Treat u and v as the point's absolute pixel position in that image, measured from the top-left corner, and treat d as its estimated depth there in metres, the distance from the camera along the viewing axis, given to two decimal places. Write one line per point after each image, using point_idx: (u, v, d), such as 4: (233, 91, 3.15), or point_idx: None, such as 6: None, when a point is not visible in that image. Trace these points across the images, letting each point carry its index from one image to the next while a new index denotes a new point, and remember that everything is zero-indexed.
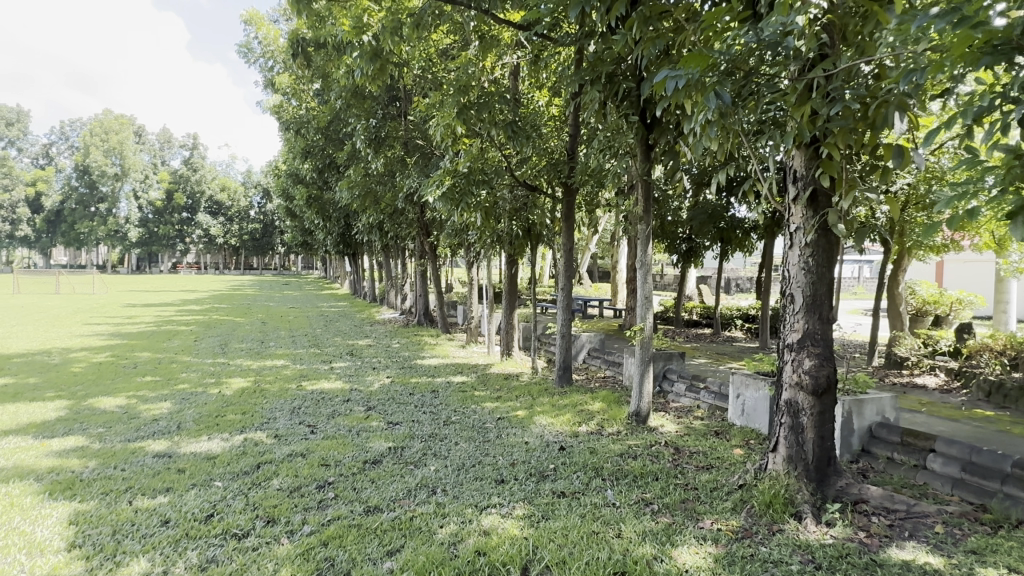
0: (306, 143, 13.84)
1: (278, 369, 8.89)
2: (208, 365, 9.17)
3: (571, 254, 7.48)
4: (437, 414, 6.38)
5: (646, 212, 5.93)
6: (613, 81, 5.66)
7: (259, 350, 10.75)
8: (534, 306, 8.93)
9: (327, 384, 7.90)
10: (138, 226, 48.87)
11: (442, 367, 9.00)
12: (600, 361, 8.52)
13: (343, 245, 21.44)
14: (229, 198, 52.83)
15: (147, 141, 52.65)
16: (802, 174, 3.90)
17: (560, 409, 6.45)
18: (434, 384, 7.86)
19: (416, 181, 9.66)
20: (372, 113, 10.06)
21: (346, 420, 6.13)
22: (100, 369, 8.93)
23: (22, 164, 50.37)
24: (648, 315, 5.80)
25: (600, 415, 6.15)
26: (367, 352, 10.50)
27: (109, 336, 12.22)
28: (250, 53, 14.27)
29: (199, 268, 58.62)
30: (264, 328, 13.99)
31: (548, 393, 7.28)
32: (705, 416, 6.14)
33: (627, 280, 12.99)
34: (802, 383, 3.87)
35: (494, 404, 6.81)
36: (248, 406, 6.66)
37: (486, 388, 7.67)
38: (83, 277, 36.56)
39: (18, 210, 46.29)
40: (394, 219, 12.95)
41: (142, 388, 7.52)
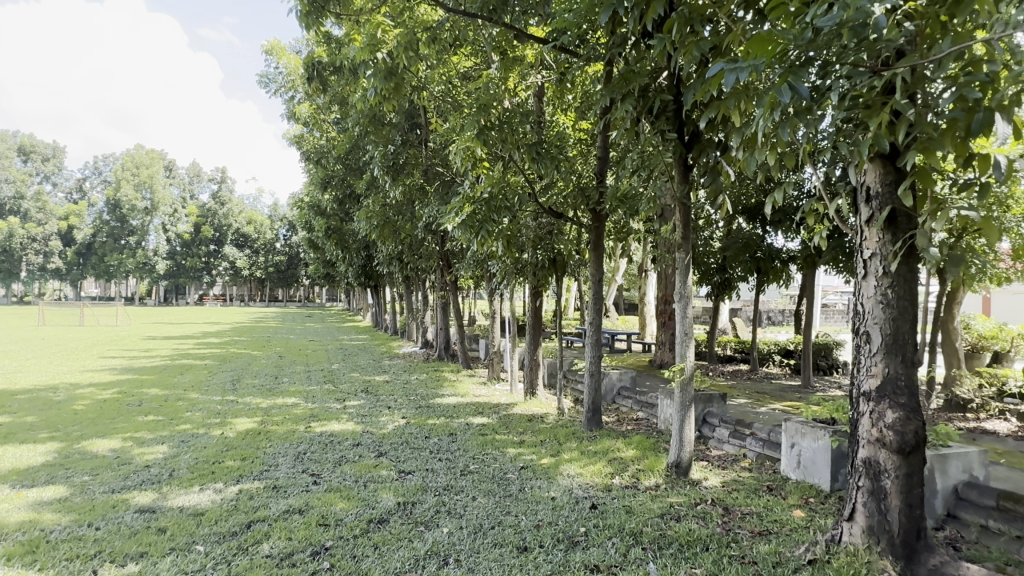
0: (326, 173, 13.59)
1: (288, 407, 8.40)
2: (216, 403, 8.71)
3: (601, 285, 6.89)
4: (454, 462, 5.79)
5: (685, 239, 5.32)
6: (646, 96, 5.20)
7: (271, 386, 10.28)
8: (561, 343, 8.31)
9: (338, 426, 7.35)
10: (165, 259, 49.46)
11: (463, 408, 8.42)
12: (631, 402, 7.88)
13: (364, 277, 21.15)
14: (255, 230, 53.36)
15: (177, 175, 53.62)
16: (877, 191, 3.32)
17: (590, 458, 5.81)
18: (452, 427, 7.27)
19: (435, 210, 9.24)
20: (391, 140, 9.71)
21: (354, 468, 5.58)
22: (105, 406, 8.52)
23: (56, 198, 51.50)
24: (688, 353, 5.20)
25: (635, 465, 5.50)
26: (383, 389, 9.98)
27: (121, 371, 11.88)
28: (271, 83, 14.17)
29: (226, 300, 59.09)
30: (280, 363, 13.56)
31: (576, 437, 6.65)
32: (752, 467, 5.48)
33: (657, 314, 12.36)
34: (884, 439, 3.23)
35: (518, 450, 6.19)
36: (250, 451, 6.15)
37: (508, 431, 7.07)
38: (108, 309, 36.82)
39: (50, 243, 47.16)
40: (414, 250, 12.54)
41: (142, 428, 7.05)
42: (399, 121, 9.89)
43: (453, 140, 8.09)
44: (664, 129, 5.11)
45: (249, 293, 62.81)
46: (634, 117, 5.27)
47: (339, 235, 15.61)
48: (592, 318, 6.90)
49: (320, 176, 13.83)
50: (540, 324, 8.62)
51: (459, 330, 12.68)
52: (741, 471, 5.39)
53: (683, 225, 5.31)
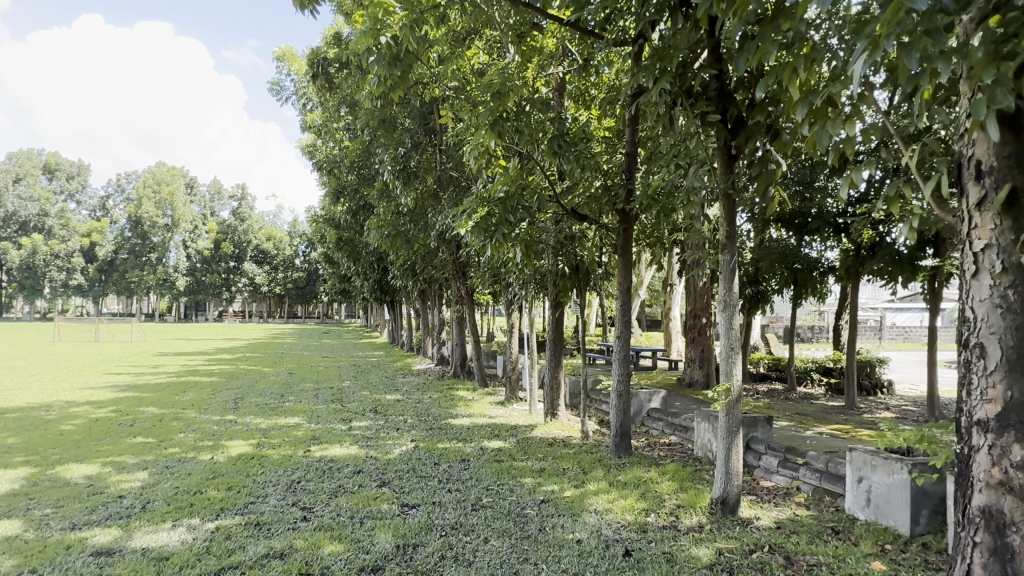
0: (337, 182, 13.09)
1: (288, 429, 7.79)
2: (213, 423, 8.11)
3: (629, 295, 6.20)
4: (465, 494, 5.10)
5: (730, 237, 4.60)
6: (684, 74, 4.56)
7: (275, 405, 9.67)
8: (586, 360, 7.59)
9: (340, 450, 6.70)
10: (186, 275, 49.54)
11: (478, 430, 7.73)
12: (663, 425, 7.17)
13: (379, 292, 20.64)
14: (275, 247, 53.36)
15: (198, 192, 53.90)
16: (990, 165, 2.59)
17: (621, 490, 5.09)
18: (464, 452, 6.59)
19: (447, 217, 8.65)
20: (402, 143, 9.15)
21: (350, 500, 4.93)
22: (95, 426, 7.96)
23: (80, 214, 51.99)
24: (734, 370, 4.48)
25: (673, 500, 4.78)
26: (393, 409, 9.31)
27: (123, 388, 11.36)
28: (282, 91, 13.75)
29: (245, 317, 59.10)
30: (289, 380, 12.98)
31: (604, 464, 5.93)
32: (810, 503, 4.75)
33: (686, 329, 11.61)
34: (1012, 483, 2.48)
35: (539, 480, 5.49)
36: (237, 479, 5.51)
37: (526, 456, 6.38)
38: (123, 325, 36.57)
39: (73, 259, 47.40)
40: (428, 260, 11.93)
41: (126, 451, 6.46)
42: (411, 123, 9.35)
43: (468, 139, 7.51)
44: (705, 111, 4.46)
45: (269, 309, 62.79)
46: (668, 103, 4.67)
47: (352, 247, 15.08)
48: (621, 331, 6.21)
49: (332, 186, 13.34)
50: (563, 340, 7.93)
51: (476, 346, 12.01)
52: (798, 508, 4.65)
53: (728, 221, 4.60)
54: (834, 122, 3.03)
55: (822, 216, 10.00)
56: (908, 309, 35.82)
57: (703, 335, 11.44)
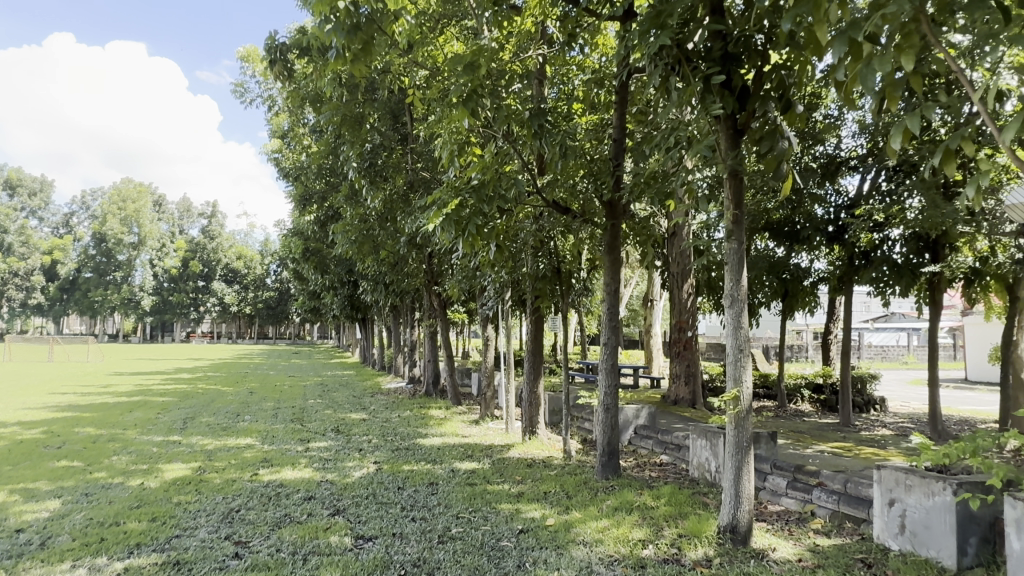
0: (303, 188, 12.41)
1: (238, 450, 6.98)
2: (153, 445, 7.27)
3: (616, 296, 5.56)
4: (431, 524, 4.38)
5: (738, 223, 3.98)
6: (685, 35, 3.98)
7: (228, 425, 8.83)
8: (569, 372, 6.92)
9: (292, 473, 5.92)
10: (152, 294, 48.01)
11: (449, 450, 7.00)
12: (653, 443, 6.53)
13: (350, 309, 19.81)
14: (245, 266, 52.09)
15: (166, 210, 52.62)
16: None
17: (612, 517, 4.41)
18: (433, 475, 5.85)
19: (416, 220, 7.99)
20: (370, 141, 8.48)
21: (295, 532, 4.21)
22: (17, 449, 7.07)
23: (42, 231, 50.28)
24: (744, 376, 3.86)
25: (673, 528, 4.13)
26: (357, 429, 8.54)
27: (64, 408, 10.42)
28: (246, 93, 13.07)
29: (213, 338, 57.44)
30: (249, 399, 12.12)
31: (591, 488, 5.24)
32: (829, 531, 4.13)
33: (671, 343, 11.01)
34: None
35: (518, 507, 4.78)
36: (167, 507, 4.74)
37: (503, 479, 5.67)
38: (81, 347, 34.99)
39: (33, 278, 45.64)
40: (397, 270, 11.24)
41: (42, 477, 5.62)
42: (379, 119, 8.73)
43: (439, 131, 6.90)
44: (709, 74, 3.85)
45: (239, 330, 61.24)
46: (663, 71, 4.09)
47: (319, 258, 14.33)
48: (608, 337, 5.58)
49: (298, 193, 12.65)
50: (542, 350, 7.29)
51: (449, 361, 11.28)
52: (818, 538, 4.02)
53: (734, 203, 3.97)
54: (882, 60, 2.40)
55: (813, 221, 9.54)
56: (883, 329, 35.81)
57: (688, 350, 10.86)
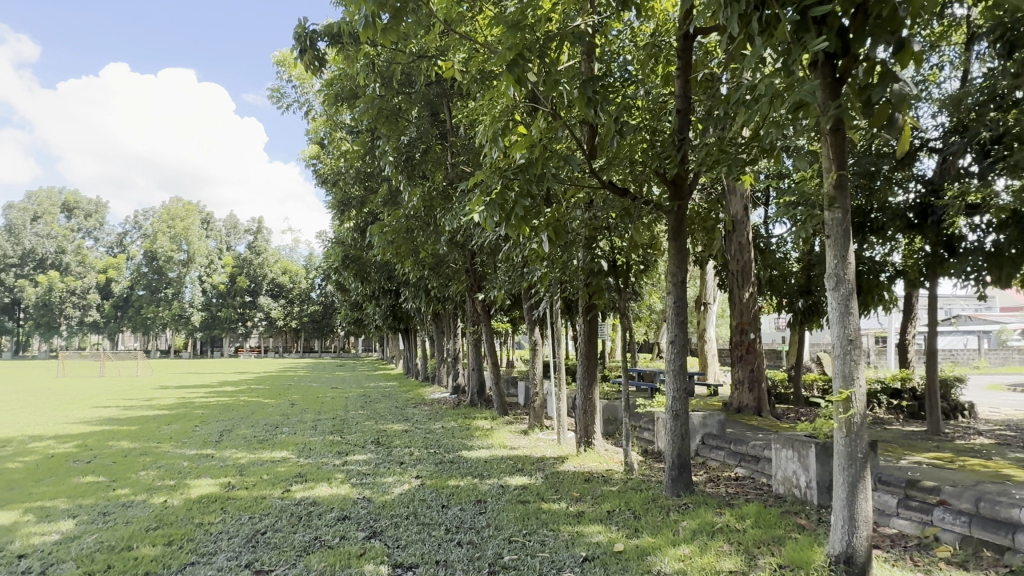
0: (342, 192, 12.09)
1: (272, 464, 6.52)
2: (184, 459, 6.86)
3: (684, 287, 4.91)
4: (479, 551, 3.78)
5: (842, 188, 3.29)
6: None
7: (265, 437, 8.41)
8: (631, 375, 6.22)
9: (327, 490, 5.40)
10: (201, 310, 48.91)
11: (497, 464, 6.39)
12: (727, 454, 5.83)
13: (392, 318, 19.45)
14: (290, 280, 52.69)
15: (214, 227, 53.73)
16: None
17: (692, 543, 3.73)
18: (481, 491, 5.25)
19: (456, 216, 7.46)
20: (407, 135, 8.01)
21: (325, 559, 3.66)
22: (45, 464, 6.75)
23: (98, 250, 51.81)
24: (857, 372, 3.17)
25: (770, 558, 3.44)
26: (399, 441, 8.03)
27: (103, 421, 10.19)
28: (283, 97, 12.84)
29: (261, 352, 58.18)
30: (289, 411, 11.75)
31: (662, 507, 4.56)
32: (964, 562, 3.37)
33: (732, 346, 10.20)
34: None
35: (580, 530, 4.14)
36: (187, 528, 4.26)
37: (559, 495, 5.04)
38: (130, 363, 35.66)
39: (89, 296, 46.96)
40: (439, 273, 10.77)
41: (62, 495, 5.21)
42: (417, 113, 8.28)
43: (481, 118, 6.39)
44: (805, 5, 3.17)
45: (286, 344, 62.00)
46: (744, 10, 3.43)
47: (358, 265, 13.99)
48: (675, 334, 4.93)
49: (337, 198, 12.33)
50: (596, 352, 6.66)
51: (494, 369, 10.70)
52: (954, 571, 3.27)
53: (837, 161, 3.28)
54: None
55: (889, 210, 8.57)
56: (949, 332, 33.88)
57: (750, 353, 10.03)
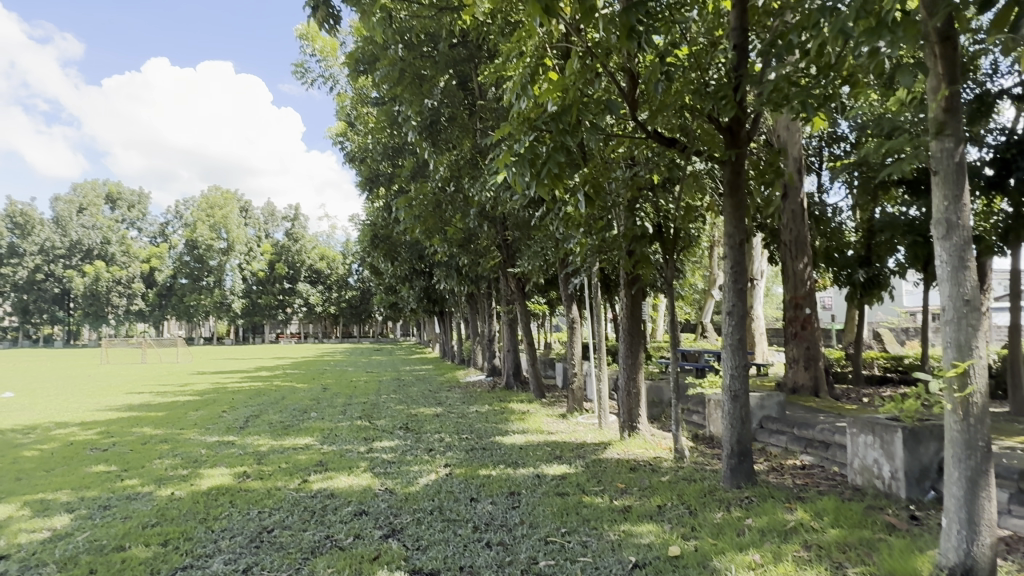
0: (370, 169, 11.66)
1: (293, 452, 6.11)
2: (203, 446, 6.51)
3: (743, 250, 4.29)
4: (510, 555, 3.26)
5: (954, 111, 2.62)
6: None
7: (291, 423, 8.04)
8: (680, 353, 5.61)
9: (347, 480, 4.95)
10: (242, 298, 49.56)
11: (533, 451, 5.85)
12: (791, 440, 5.20)
13: (427, 301, 19.08)
14: (328, 266, 52.97)
15: (252, 215, 54.31)
16: None
17: (762, 547, 3.16)
18: (515, 482, 4.73)
19: (484, 184, 6.91)
20: (431, 99, 7.46)
21: (332, 563, 3.19)
22: (61, 452, 6.46)
23: (142, 240, 52.82)
24: (977, 340, 2.53)
25: (861, 568, 2.84)
26: (429, 425, 7.58)
27: (132, 407, 9.99)
28: (307, 72, 12.43)
29: (301, 338, 58.83)
30: (320, 396, 11.43)
31: (723, 502, 3.97)
32: None
33: (786, 322, 9.45)
34: None
35: (627, 529, 3.58)
36: (189, 525, 3.84)
37: (602, 487, 4.49)
38: (172, 350, 36.19)
39: (134, 285, 47.94)
40: (469, 250, 10.26)
41: (67, 486, 4.87)
42: (441, 76, 7.73)
43: (508, 72, 5.82)
44: None
45: (326, 330, 62.61)
46: None
47: (388, 245, 13.59)
48: (733, 303, 4.31)
49: (365, 175, 11.90)
50: (640, 328, 6.06)
51: (530, 349, 10.15)
52: None
53: (947, 76, 2.62)
54: None
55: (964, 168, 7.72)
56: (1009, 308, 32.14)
57: (806, 330, 9.28)
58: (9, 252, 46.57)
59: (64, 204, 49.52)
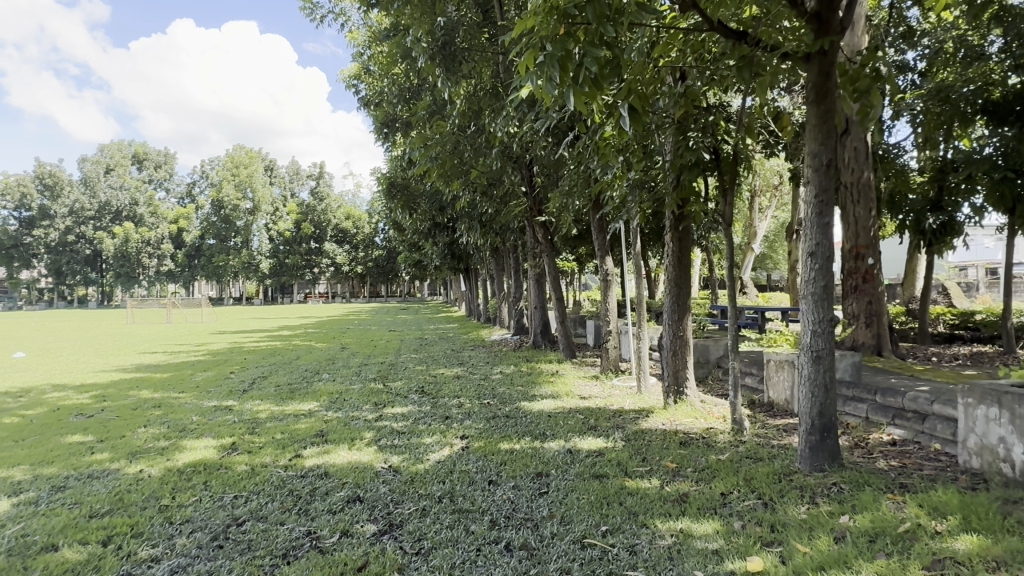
0: (385, 113, 10.76)
1: (293, 420, 5.42)
2: (196, 412, 5.86)
3: (829, 170, 3.38)
4: (536, 566, 2.49)
5: None
6: None
7: (299, 385, 7.39)
8: (737, 318, 4.47)
9: (346, 455, 4.24)
10: (269, 258, 49.48)
11: (562, 419, 5.07)
12: (878, 410, 4.32)
13: (451, 257, 18.31)
14: (354, 225, 52.55)
15: (278, 174, 53.83)
16: None
17: (877, 563, 2.33)
18: (542, 459, 3.95)
19: (506, 114, 6.02)
20: (445, 19, 6.49)
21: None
22: (43, 418, 5.85)
23: (169, 201, 52.77)
24: None
25: None
26: (448, 388, 6.85)
27: (139, 369, 9.45)
28: (315, 8, 11.45)
29: (329, 297, 58.93)
30: (337, 356, 10.80)
31: (805, 492, 3.14)
32: None
33: (845, 274, 8.44)
34: None
35: (687, 529, 2.79)
36: (145, 515, 3.14)
37: (650, 468, 3.69)
38: (199, 309, 36.12)
39: (163, 246, 48.07)
40: (492, 197, 9.38)
41: (26, 461, 4.23)
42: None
43: None
44: None
45: (353, 289, 62.63)
46: None
47: (407, 196, 12.76)
48: (817, 240, 3.39)
49: (380, 119, 10.99)
50: (689, 278, 5.15)
51: (559, 306, 9.32)
52: None
53: None
54: None
55: None
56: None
57: (869, 282, 8.26)
58: (40, 214, 46.79)
59: (91, 165, 49.42)
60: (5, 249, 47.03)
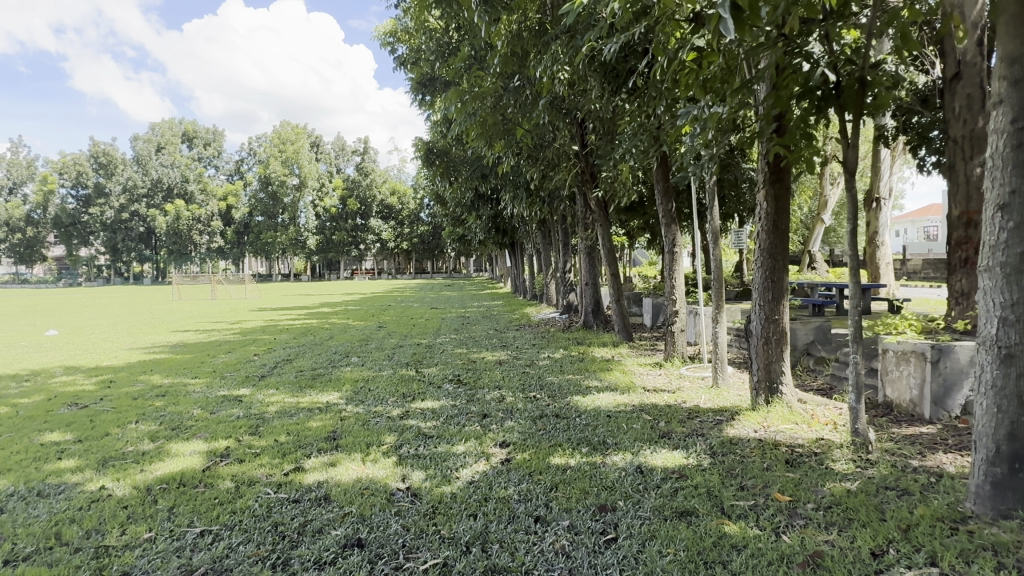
0: (423, 72, 9.82)
1: (306, 416, 4.62)
2: (200, 405, 5.10)
3: None
4: None
5: None
6: None
7: (323, 371, 6.62)
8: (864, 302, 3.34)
9: (356, 469, 3.38)
10: (316, 234, 49.46)
11: (626, 422, 4.11)
12: None
13: (497, 230, 17.39)
14: (400, 201, 52.02)
15: (323, 150, 53.65)
16: None
17: None
18: (605, 483, 3.01)
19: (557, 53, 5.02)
20: None
21: None
22: (34, 408, 5.20)
23: (218, 178, 53.23)
24: None
25: None
26: (488, 376, 5.97)
27: (163, 349, 8.85)
28: None
29: (377, 273, 58.83)
30: (372, 336, 10.04)
31: (1002, 555, 2.13)
32: None
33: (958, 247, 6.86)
34: None
35: None
36: (70, 563, 2.33)
37: (755, 502, 2.70)
38: (246, 287, 36.04)
39: (212, 223, 48.50)
40: (539, 160, 8.38)
41: None
42: None
43: None
44: None
45: (399, 265, 62.42)
46: None
47: (447, 163, 11.83)
48: (1014, 184, 2.32)
49: (417, 79, 10.08)
50: (787, 248, 4.10)
51: (614, 283, 8.30)
52: None
53: None
54: None
55: None
56: None
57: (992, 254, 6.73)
58: (96, 193, 47.59)
59: (143, 143, 49.93)
60: (64, 227, 48.09)
